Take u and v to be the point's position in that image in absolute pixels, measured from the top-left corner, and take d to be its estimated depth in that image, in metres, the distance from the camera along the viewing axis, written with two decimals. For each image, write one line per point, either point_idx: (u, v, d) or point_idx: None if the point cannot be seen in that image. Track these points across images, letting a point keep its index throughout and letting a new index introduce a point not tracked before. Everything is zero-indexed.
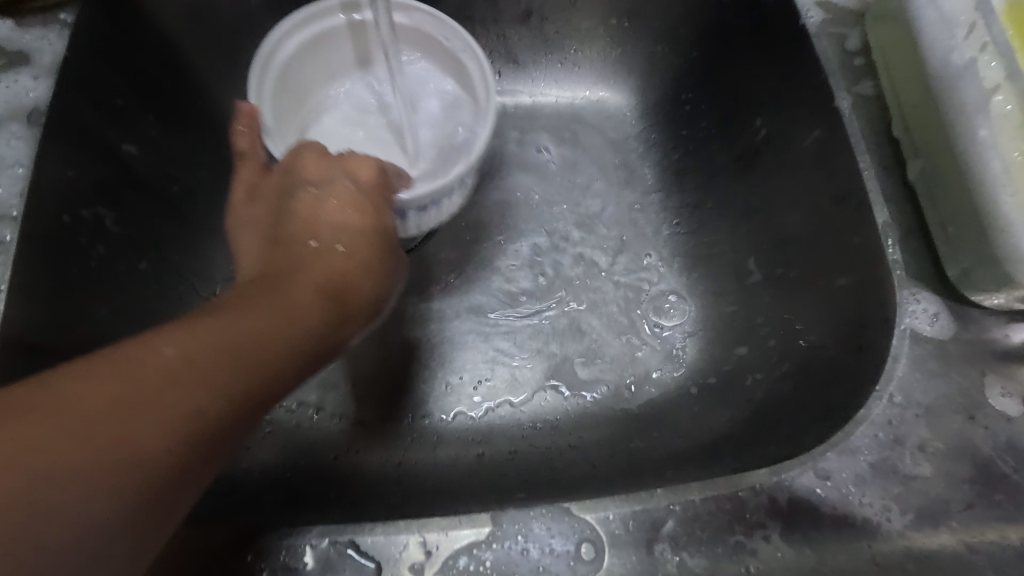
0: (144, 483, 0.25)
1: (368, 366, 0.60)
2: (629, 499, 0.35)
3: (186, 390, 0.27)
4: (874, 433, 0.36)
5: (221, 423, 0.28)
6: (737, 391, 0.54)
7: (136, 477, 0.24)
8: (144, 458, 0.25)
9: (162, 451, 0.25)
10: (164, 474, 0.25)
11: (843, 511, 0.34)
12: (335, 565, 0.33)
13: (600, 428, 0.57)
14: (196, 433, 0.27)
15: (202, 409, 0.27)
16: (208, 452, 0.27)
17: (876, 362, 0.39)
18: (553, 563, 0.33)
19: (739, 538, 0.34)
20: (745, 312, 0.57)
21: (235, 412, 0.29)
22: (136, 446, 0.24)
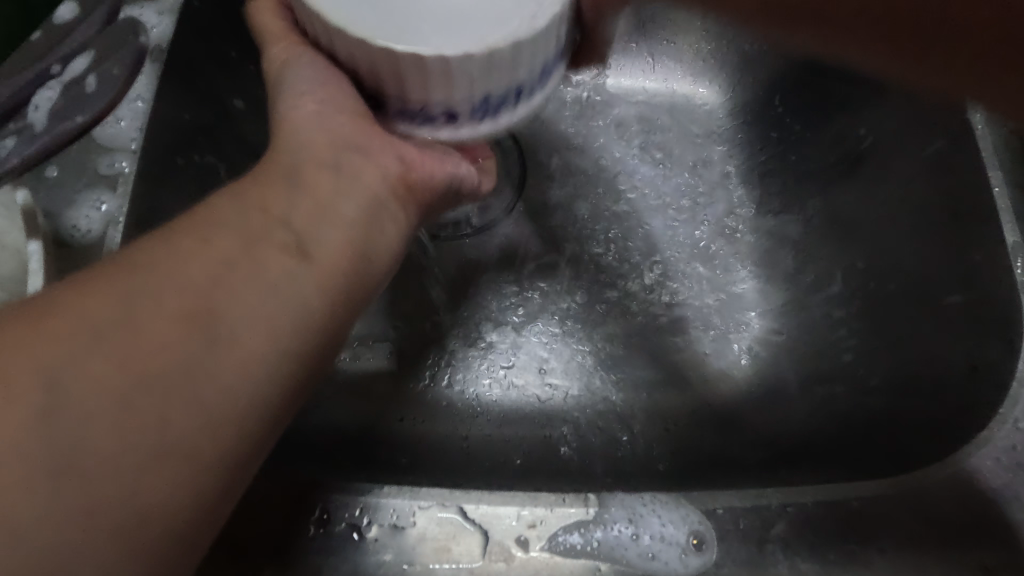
0: (141, 355, 0.25)
1: (436, 336, 0.59)
2: (738, 495, 0.34)
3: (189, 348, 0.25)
4: (996, 457, 0.35)
5: (248, 347, 0.27)
6: (820, 398, 0.51)
7: (163, 460, 0.24)
8: (162, 431, 0.24)
9: (181, 410, 0.25)
10: (161, 338, 0.25)
11: (962, 532, 0.33)
12: (441, 529, 0.33)
13: (673, 422, 0.54)
14: (177, 289, 0.26)
15: (226, 342, 0.26)
16: (208, 297, 0.26)
17: (998, 384, 0.39)
18: (662, 551, 0.32)
19: (853, 549, 0.33)
20: (825, 324, 0.55)
21: (218, 258, 0.27)
22: (147, 437, 0.24)
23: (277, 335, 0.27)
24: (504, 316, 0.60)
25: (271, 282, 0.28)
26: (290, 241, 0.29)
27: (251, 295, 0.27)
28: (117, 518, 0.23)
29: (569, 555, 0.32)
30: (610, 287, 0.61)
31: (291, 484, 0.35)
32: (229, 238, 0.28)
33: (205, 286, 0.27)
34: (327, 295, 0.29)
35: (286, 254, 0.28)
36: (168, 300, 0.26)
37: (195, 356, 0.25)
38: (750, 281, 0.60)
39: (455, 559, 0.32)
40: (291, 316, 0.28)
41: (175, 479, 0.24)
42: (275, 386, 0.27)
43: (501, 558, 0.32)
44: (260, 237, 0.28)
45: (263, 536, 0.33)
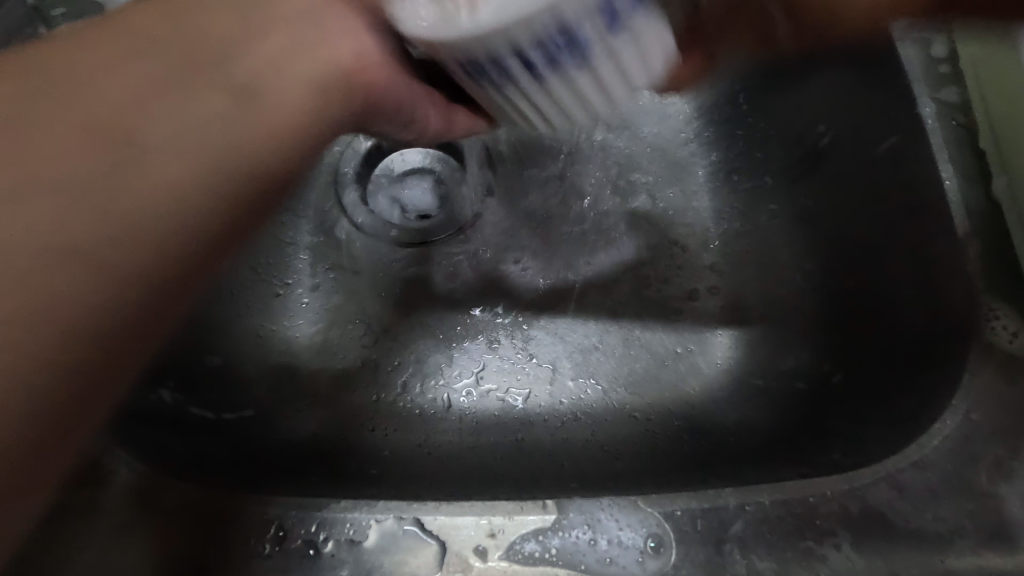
0: (54, 183, 0.27)
1: (405, 345, 0.59)
2: (696, 496, 0.34)
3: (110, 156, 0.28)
4: (949, 448, 0.36)
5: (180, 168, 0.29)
6: (785, 396, 0.52)
7: (84, 267, 0.27)
8: (89, 234, 0.27)
9: (108, 217, 0.28)
10: (72, 159, 0.28)
11: (917, 524, 0.34)
12: (399, 542, 0.33)
13: (644, 424, 0.55)
14: (88, 120, 0.28)
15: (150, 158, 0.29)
16: (131, 118, 0.29)
17: (951, 378, 0.39)
18: (620, 555, 0.33)
19: (809, 544, 0.33)
20: (793, 321, 0.55)
21: (135, 95, 0.29)
22: (75, 242, 0.27)
23: (196, 176, 0.30)
24: (473, 323, 0.59)
25: (201, 127, 0.30)
26: (229, 88, 0.30)
27: (166, 131, 0.29)
28: (18, 338, 0.25)
29: (528, 563, 0.32)
30: (578, 289, 0.60)
31: (191, 509, 0.34)
32: (145, 71, 0.30)
33: (120, 117, 0.29)
34: (260, 140, 0.31)
35: (219, 98, 0.30)
36: (73, 132, 0.28)
37: (112, 187, 0.28)
38: (720, 280, 0.60)
39: (413, 571, 0.32)
40: (213, 158, 0.30)
41: (83, 297, 0.27)
42: (200, 221, 0.30)
43: (459, 569, 0.32)
44: (183, 78, 0.30)
45: (222, 558, 0.33)
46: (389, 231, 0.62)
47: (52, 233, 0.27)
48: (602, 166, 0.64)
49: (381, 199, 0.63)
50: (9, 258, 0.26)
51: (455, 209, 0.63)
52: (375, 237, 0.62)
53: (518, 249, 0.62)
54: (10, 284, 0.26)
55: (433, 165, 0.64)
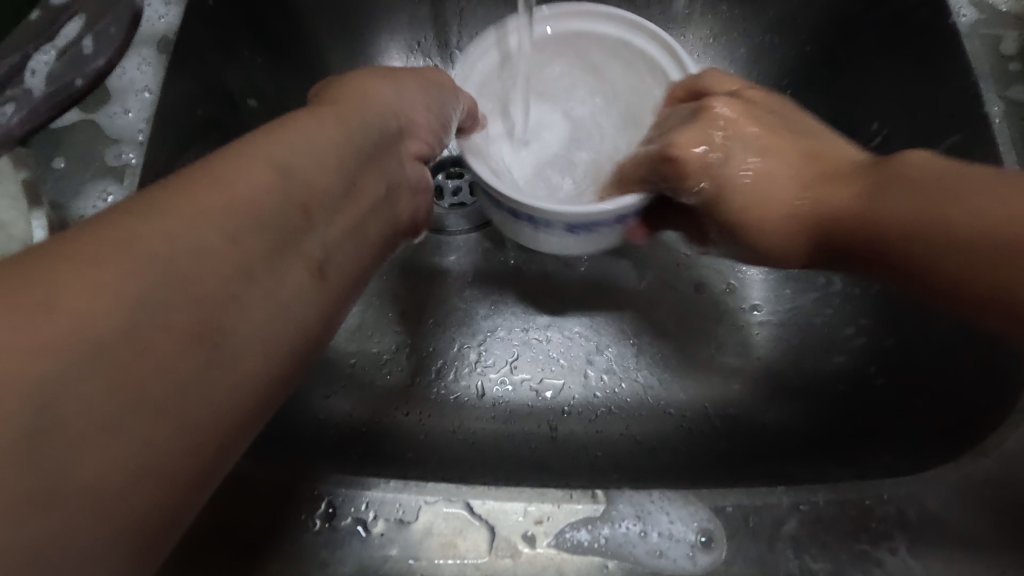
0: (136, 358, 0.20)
1: (442, 332, 0.59)
2: (748, 492, 0.34)
3: (216, 322, 0.23)
4: (1014, 458, 0.35)
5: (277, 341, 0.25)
6: (827, 398, 0.51)
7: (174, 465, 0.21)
8: (189, 420, 0.21)
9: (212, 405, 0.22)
10: (166, 342, 0.21)
11: (977, 531, 0.33)
12: (447, 524, 0.33)
13: (678, 420, 0.54)
14: (200, 289, 0.23)
15: (255, 317, 0.24)
16: (245, 276, 0.24)
17: (1013, 386, 0.38)
18: (671, 548, 0.32)
19: (865, 548, 0.32)
20: (836, 322, 0.54)
21: (246, 257, 0.24)
22: (182, 435, 0.21)
23: (272, 358, 0.25)
24: (508, 311, 0.59)
25: (283, 298, 0.26)
26: (313, 260, 0.28)
27: (259, 306, 0.25)
28: (84, 525, 0.19)
29: (577, 551, 0.32)
30: (616, 282, 0.60)
31: (251, 481, 0.34)
32: (258, 240, 0.25)
33: (229, 281, 0.24)
34: (320, 327, 0.28)
35: (304, 273, 0.27)
36: (179, 306, 0.22)
37: (197, 375, 0.22)
38: (761, 281, 0.59)
39: (461, 554, 0.32)
40: (287, 342, 0.26)
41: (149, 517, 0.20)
42: (248, 419, 0.24)
43: (508, 554, 0.32)
44: (288, 241, 0.27)
45: (271, 529, 0.33)
46: None
47: (171, 435, 0.21)
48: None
49: None
50: (96, 462, 0.19)
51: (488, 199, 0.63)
52: None
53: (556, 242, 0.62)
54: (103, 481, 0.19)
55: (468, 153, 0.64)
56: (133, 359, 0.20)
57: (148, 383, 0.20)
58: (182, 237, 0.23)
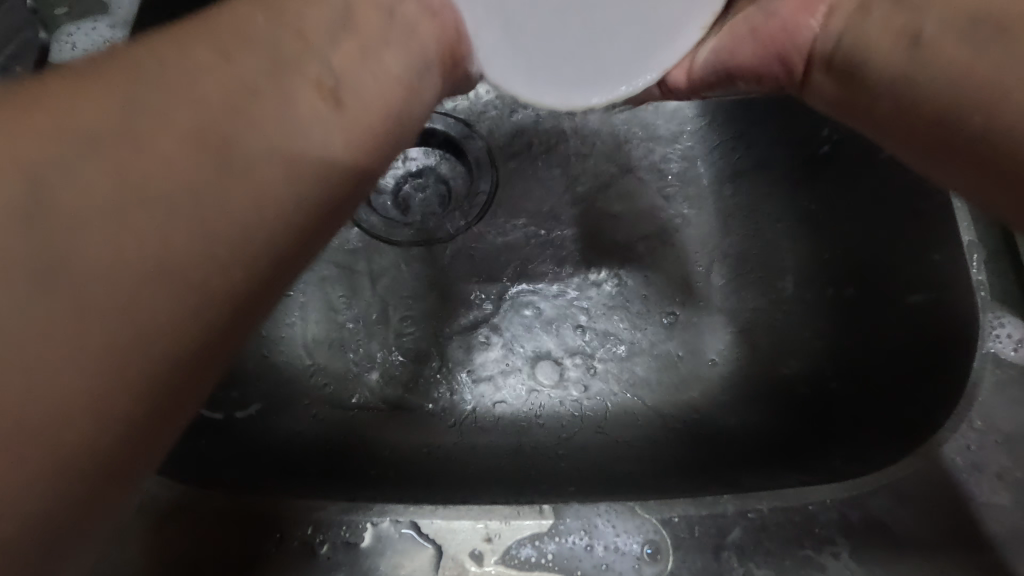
0: (147, 185, 0.22)
1: (405, 346, 0.58)
2: (695, 502, 0.34)
3: (208, 164, 0.24)
4: (952, 459, 0.36)
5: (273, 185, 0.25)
6: (785, 401, 0.52)
7: (173, 342, 0.22)
8: (186, 266, 0.22)
9: (213, 259, 0.23)
10: (184, 158, 0.23)
11: (917, 532, 0.34)
12: (395, 545, 0.33)
13: (641, 427, 0.55)
14: (217, 123, 0.24)
15: (263, 168, 0.25)
16: (227, 121, 0.25)
17: (954, 385, 0.39)
18: (617, 561, 0.32)
19: (808, 553, 0.33)
20: (794, 326, 0.55)
21: (222, 91, 0.25)
22: (186, 289, 0.22)
23: (263, 196, 0.25)
24: (471, 324, 0.59)
25: (291, 126, 0.27)
26: (323, 83, 0.28)
27: (268, 127, 0.26)
28: (120, 359, 0.21)
29: (524, 568, 0.32)
30: (580, 290, 0.60)
31: (202, 509, 0.34)
32: (252, 71, 0.26)
33: (227, 109, 0.25)
34: (351, 140, 0.29)
35: (311, 94, 0.28)
36: (186, 114, 0.24)
37: (212, 181, 0.24)
38: (723, 289, 0.59)
39: (410, 574, 0.32)
40: (312, 167, 0.27)
41: (170, 338, 0.22)
42: (267, 238, 0.25)
43: (455, 573, 0.32)
44: (257, 93, 0.26)
45: (223, 558, 0.33)
46: (381, 227, 0.62)
47: (173, 291, 0.22)
48: (603, 170, 0.64)
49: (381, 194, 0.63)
50: (104, 315, 0.21)
51: (449, 212, 0.63)
52: (366, 231, 0.61)
53: (520, 253, 0.61)
54: (82, 344, 0.20)
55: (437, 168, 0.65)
56: (134, 203, 0.22)
57: (155, 220, 0.22)
58: (155, 88, 0.24)
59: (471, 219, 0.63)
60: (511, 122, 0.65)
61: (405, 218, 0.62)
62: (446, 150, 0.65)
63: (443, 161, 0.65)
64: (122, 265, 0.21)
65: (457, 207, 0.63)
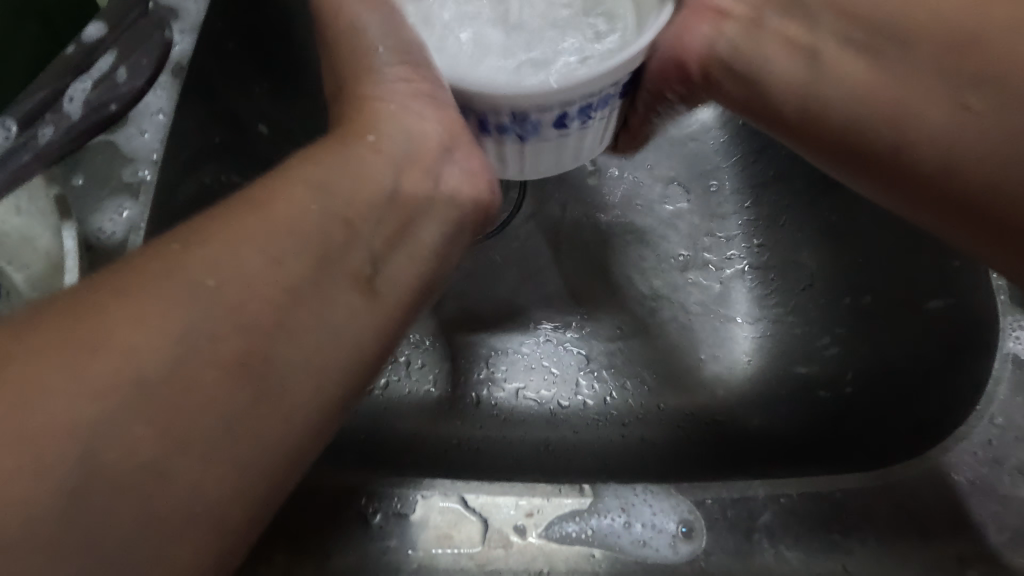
0: (185, 413, 0.26)
1: (435, 342, 0.60)
2: (726, 486, 0.36)
3: (238, 400, 0.27)
4: (973, 451, 0.37)
5: (298, 391, 0.28)
6: (805, 403, 0.53)
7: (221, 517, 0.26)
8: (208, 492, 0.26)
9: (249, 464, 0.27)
10: (221, 396, 0.26)
11: (937, 520, 0.35)
12: (442, 517, 0.35)
13: (664, 426, 0.56)
14: (267, 368, 0.28)
15: (281, 386, 0.28)
16: (264, 339, 0.28)
17: (975, 382, 0.41)
18: (653, 538, 0.34)
19: (835, 537, 0.35)
20: (813, 332, 0.56)
21: (281, 283, 0.29)
22: (200, 489, 0.25)
23: (292, 419, 0.28)
24: (498, 322, 0.61)
25: (335, 338, 0.30)
26: (363, 270, 0.32)
27: (297, 343, 0.29)
28: (146, 541, 0.24)
29: (565, 542, 0.34)
30: (606, 294, 0.62)
31: None
32: (289, 270, 0.30)
33: (280, 332, 0.28)
34: (369, 335, 0.31)
35: (349, 289, 0.31)
36: (227, 344, 0.27)
37: (235, 410, 0.27)
38: (745, 296, 0.61)
39: (457, 544, 0.34)
40: (338, 354, 0.30)
41: (206, 531, 0.26)
42: (274, 464, 0.28)
43: (500, 544, 0.34)
44: (304, 287, 0.30)
45: (274, 523, 0.35)
46: None
47: (207, 492, 0.26)
48: (629, 179, 0.66)
49: None
50: (149, 489, 0.25)
51: (480, 214, 0.66)
52: None
53: (548, 256, 0.64)
54: (151, 515, 0.24)
55: None
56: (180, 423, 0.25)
57: (195, 426, 0.26)
58: (201, 323, 0.27)
59: (501, 222, 0.65)
60: None
61: None
62: None
63: None
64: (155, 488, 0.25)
65: None
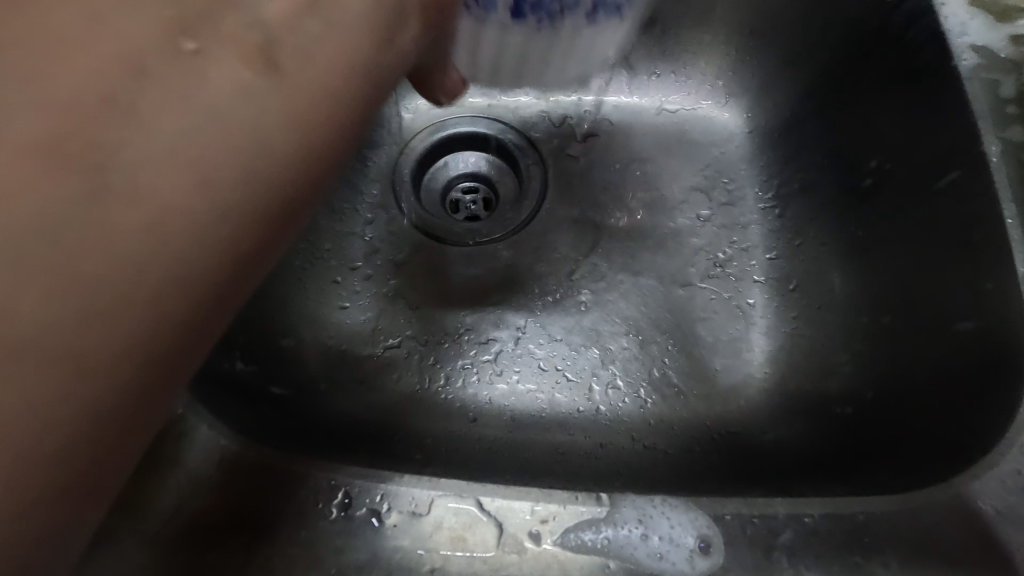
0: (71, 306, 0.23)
1: (448, 338, 0.60)
2: (746, 503, 0.35)
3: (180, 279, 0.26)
4: (1002, 480, 0.36)
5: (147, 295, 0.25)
6: (820, 419, 0.53)
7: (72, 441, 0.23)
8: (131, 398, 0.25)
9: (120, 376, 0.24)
10: (47, 181, 0.23)
11: (963, 548, 0.34)
12: (458, 519, 0.34)
13: (677, 433, 0.56)
14: (74, 101, 0.24)
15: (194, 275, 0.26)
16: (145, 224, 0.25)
17: (1003, 410, 0.40)
18: (670, 551, 0.34)
19: (858, 560, 0.34)
20: (832, 348, 0.56)
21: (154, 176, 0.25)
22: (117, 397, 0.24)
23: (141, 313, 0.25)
24: (512, 323, 0.61)
25: (200, 92, 0.26)
26: (253, 51, 0.27)
27: (168, 115, 0.25)
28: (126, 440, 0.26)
29: (581, 551, 0.34)
30: (622, 299, 0.62)
31: (270, 472, 0.36)
32: (137, 28, 0.25)
33: (119, 81, 0.25)
34: (291, 126, 0.28)
35: (241, 59, 0.27)
36: (44, 122, 0.23)
37: (100, 200, 0.24)
38: (765, 307, 0.60)
39: (469, 548, 0.34)
40: (194, 253, 0.26)
41: (115, 302, 0.24)
42: (224, 219, 0.26)
43: (514, 550, 0.33)
44: (144, 62, 0.25)
45: (288, 513, 0.35)
46: (434, 223, 0.64)
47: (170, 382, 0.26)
48: (652, 185, 0.65)
49: (435, 193, 0.66)
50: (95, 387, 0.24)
51: (501, 214, 0.65)
52: (420, 227, 0.64)
53: (566, 258, 0.63)
54: (64, 302, 0.23)
55: (488, 172, 0.67)
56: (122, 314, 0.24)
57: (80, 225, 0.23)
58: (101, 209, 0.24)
59: (523, 222, 0.65)
60: (565, 136, 0.67)
61: (459, 218, 0.65)
62: (499, 157, 0.67)
63: (495, 164, 0.67)
64: (63, 407, 0.23)
65: (508, 209, 0.66)
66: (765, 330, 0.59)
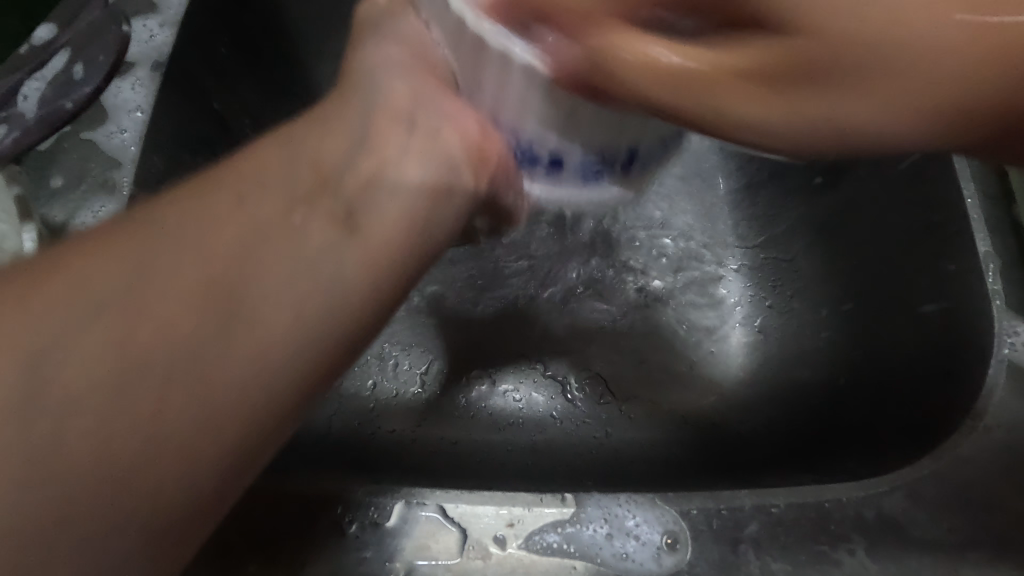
0: (185, 404, 0.24)
1: (420, 343, 0.59)
2: (712, 496, 0.35)
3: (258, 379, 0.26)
4: (964, 459, 0.37)
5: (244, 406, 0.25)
6: (792, 408, 0.53)
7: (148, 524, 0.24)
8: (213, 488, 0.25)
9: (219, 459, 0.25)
10: (185, 314, 0.25)
11: (931, 532, 0.35)
12: (420, 528, 0.34)
13: (653, 427, 0.55)
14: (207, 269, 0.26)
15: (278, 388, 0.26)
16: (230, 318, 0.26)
17: (970, 389, 0.40)
18: (637, 551, 0.33)
19: (823, 549, 0.34)
20: (802, 335, 0.55)
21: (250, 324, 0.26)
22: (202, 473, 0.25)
23: (226, 406, 0.25)
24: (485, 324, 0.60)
25: (300, 252, 0.28)
26: (340, 207, 0.30)
27: (275, 273, 0.27)
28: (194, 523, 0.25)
29: (546, 553, 0.33)
30: (596, 295, 0.61)
31: None
32: (264, 206, 0.29)
33: (243, 247, 0.27)
34: (366, 272, 0.29)
35: (327, 227, 0.29)
36: (193, 277, 0.26)
37: (218, 338, 0.25)
38: (739, 297, 0.60)
39: (434, 556, 0.33)
40: (274, 373, 0.26)
41: (224, 424, 0.25)
42: (319, 323, 0.27)
43: (478, 556, 0.33)
44: (264, 228, 0.28)
45: (247, 534, 0.34)
46: None
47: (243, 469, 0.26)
48: None
49: None
50: (173, 468, 0.24)
51: None
52: None
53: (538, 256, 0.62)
54: (190, 421, 0.24)
55: None
56: (218, 421, 0.25)
57: (185, 366, 0.25)
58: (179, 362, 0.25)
59: None
60: None
61: None
62: None
63: None
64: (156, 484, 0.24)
65: None
66: (739, 320, 0.59)
